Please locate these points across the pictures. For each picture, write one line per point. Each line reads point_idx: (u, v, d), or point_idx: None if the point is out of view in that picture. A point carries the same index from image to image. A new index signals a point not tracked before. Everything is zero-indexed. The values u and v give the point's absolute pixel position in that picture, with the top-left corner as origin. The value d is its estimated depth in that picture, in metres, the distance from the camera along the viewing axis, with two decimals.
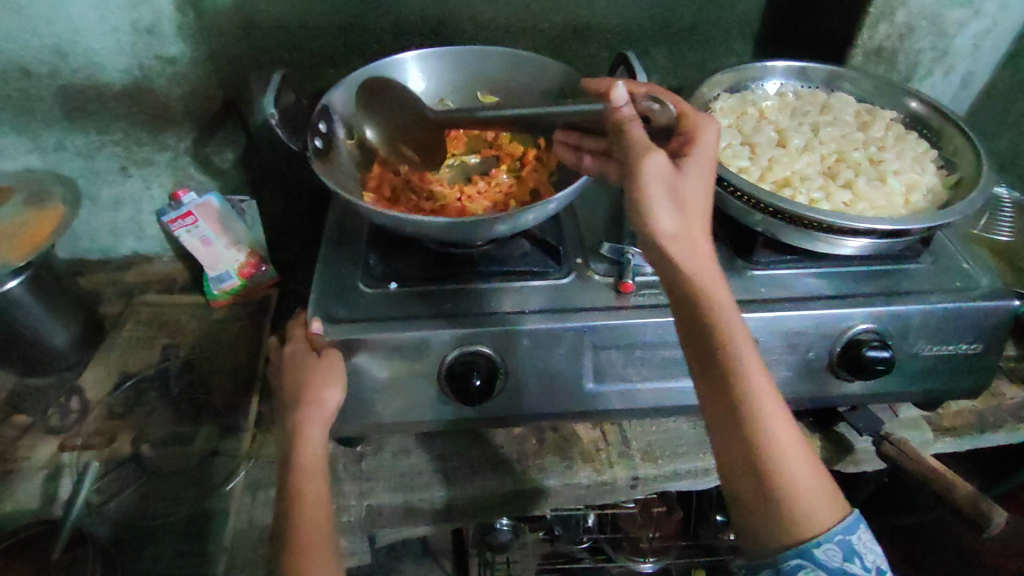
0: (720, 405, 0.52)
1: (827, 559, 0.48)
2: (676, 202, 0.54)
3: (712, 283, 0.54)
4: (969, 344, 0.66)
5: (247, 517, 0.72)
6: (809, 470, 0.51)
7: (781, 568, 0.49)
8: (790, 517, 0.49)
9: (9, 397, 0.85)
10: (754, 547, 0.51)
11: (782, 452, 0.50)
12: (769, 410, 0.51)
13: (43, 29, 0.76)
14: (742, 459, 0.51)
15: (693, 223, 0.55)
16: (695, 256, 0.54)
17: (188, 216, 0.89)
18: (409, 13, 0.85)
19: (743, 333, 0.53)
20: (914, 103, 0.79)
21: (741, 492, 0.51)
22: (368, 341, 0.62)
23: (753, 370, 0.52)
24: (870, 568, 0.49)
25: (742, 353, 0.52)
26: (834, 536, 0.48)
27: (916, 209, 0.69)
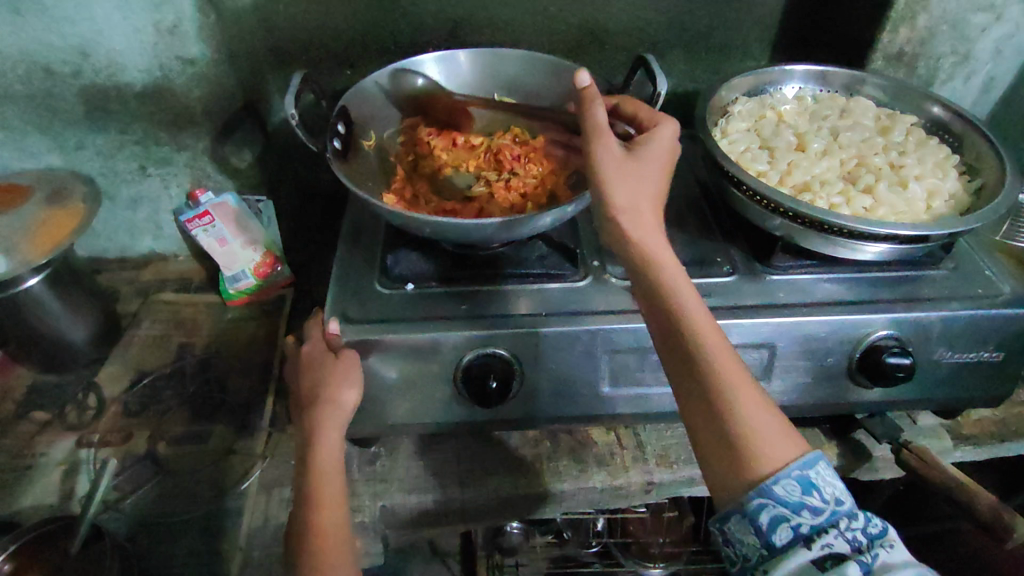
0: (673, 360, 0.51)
1: (785, 494, 0.45)
2: (627, 176, 0.54)
3: (655, 243, 0.54)
4: (991, 352, 0.65)
5: (262, 515, 0.70)
6: (765, 411, 0.49)
7: (745, 511, 0.46)
8: (747, 459, 0.47)
9: (28, 394, 0.86)
10: (721, 499, 0.48)
11: (732, 395, 0.49)
12: (717, 354, 0.50)
13: (67, 30, 0.77)
14: (696, 408, 0.50)
15: (642, 189, 0.54)
16: (641, 217, 0.54)
17: (205, 216, 0.91)
18: (427, 14, 0.85)
19: (688, 285, 0.53)
20: (936, 108, 0.78)
21: (702, 443, 0.49)
22: (385, 342, 0.62)
23: (697, 319, 0.51)
24: (829, 500, 0.45)
25: (685, 303, 0.52)
26: (790, 471, 0.46)
27: (938, 214, 0.69)
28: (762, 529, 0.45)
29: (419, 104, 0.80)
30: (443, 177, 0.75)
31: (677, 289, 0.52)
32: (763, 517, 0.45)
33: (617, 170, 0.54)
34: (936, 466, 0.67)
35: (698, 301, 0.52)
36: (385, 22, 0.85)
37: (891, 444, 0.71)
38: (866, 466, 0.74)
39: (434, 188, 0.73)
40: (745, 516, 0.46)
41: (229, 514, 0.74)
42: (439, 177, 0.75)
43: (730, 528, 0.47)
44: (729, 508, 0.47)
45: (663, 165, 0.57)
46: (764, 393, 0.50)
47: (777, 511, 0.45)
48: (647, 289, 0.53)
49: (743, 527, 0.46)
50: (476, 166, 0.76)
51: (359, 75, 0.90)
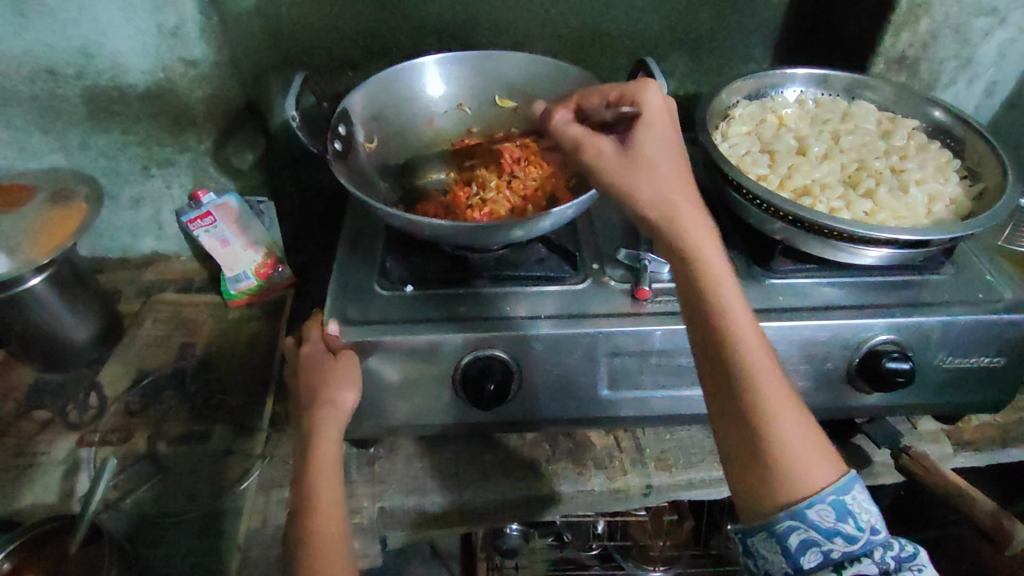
0: (712, 367, 0.49)
1: (820, 520, 0.45)
2: (634, 171, 0.52)
3: (703, 238, 0.51)
4: (991, 357, 0.65)
5: (261, 517, 0.71)
6: (803, 429, 0.47)
7: (773, 532, 0.45)
8: (784, 480, 0.46)
9: (31, 392, 0.86)
10: (749, 510, 0.47)
11: (772, 407, 0.47)
12: (761, 363, 0.48)
13: (70, 31, 0.77)
14: (734, 417, 0.48)
15: (664, 185, 0.52)
16: (677, 217, 0.52)
17: (207, 216, 0.92)
18: (429, 16, 0.86)
19: (733, 291, 0.50)
20: (937, 112, 0.78)
21: (731, 454, 0.48)
22: (384, 343, 0.62)
23: (742, 324, 0.49)
24: (864, 528, 0.45)
25: (730, 306, 0.50)
26: (825, 497, 0.45)
27: (938, 218, 0.68)
28: (789, 549, 0.45)
29: (420, 106, 0.80)
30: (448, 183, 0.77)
31: (722, 291, 0.50)
32: (791, 538, 0.45)
33: (618, 172, 0.53)
34: (937, 471, 0.66)
35: (743, 304, 0.50)
36: (387, 24, 0.86)
37: (891, 450, 0.71)
38: (867, 472, 0.74)
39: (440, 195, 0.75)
40: (773, 534, 0.45)
41: (228, 514, 0.74)
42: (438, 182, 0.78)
43: (754, 542, 0.47)
44: (757, 523, 0.46)
45: (670, 146, 0.54)
46: (804, 408, 0.48)
47: (809, 537, 0.45)
48: (689, 291, 0.51)
49: (769, 545, 0.46)
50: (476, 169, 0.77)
51: (361, 78, 0.90)
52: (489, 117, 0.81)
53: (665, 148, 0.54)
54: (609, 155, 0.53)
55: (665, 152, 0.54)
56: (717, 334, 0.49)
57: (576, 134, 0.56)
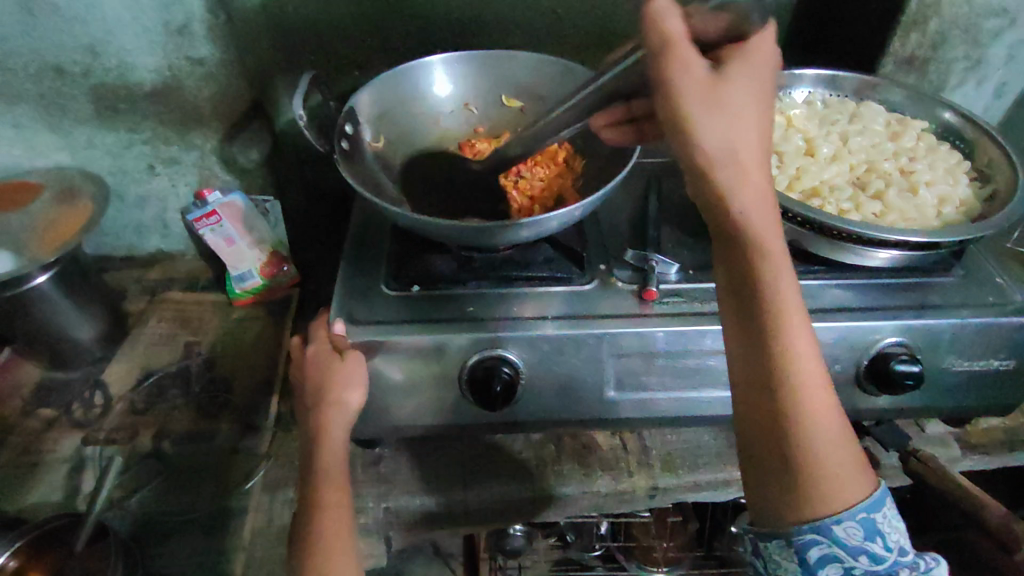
0: (757, 372, 0.46)
1: (846, 538, 0.45)
2: (716, 108, 0.43)
3: (765, 224, 0.45)
4: (1001, 361, 0.65)
5: (266, 515, 0.72)
6: (842, 443, 0.45)
7: (793, 544, 0.46)
8: (812, 494, 0.45)
9: (36, 390, 0.86)
10: (764, 515, 0.47)
11: (812, 415, 0.45)
12: (807, 370, 0.45)
13: (77, 29, 0.77)
14: (767, 420, 0.46)
15: (741, 135, 0.44)
16: (746, 187, 0.45)
17: (212, 215, 0.90)
18: (435, 16, 0.85)
19: (791, 290, 0.46)
20: (947, 113, 0.78)
21: (759, 460, 0.46)
22: (390, 343, 0.62)
23: (796, 332, 0.46)
24: (892, 547, 0.46)
25: (784, 303, 0.46)
26: (856, 515, 0.45)
27: (948, 220, 0.68)
28: (808, 561, 0.46)
29: (427, 106, 0.79)
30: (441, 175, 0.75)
31: (776, 285, 0.46)
32: (813, 552, 0.45)
33: (694, 104, 0.43)
34: (944, 475, 0.67)
35: (798, 301, 0.46)
36: (393, 23, 0.85)
37: (898, 452, 0.71)
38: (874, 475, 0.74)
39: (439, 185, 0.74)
40: (792, 546, 0.46)
41: (234, 513, 0.74)
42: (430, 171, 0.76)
43: (771, 550, 0.47)
44: (775, 531, 0.46)
45: (766, 84, 0.45)
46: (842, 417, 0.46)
47: (832, 552, 0.45)
48: (744, 288, 0.46)
49: (787, 554, 0.46)
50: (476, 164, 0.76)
51: (367, 77, 0.90)
52: (495, 118, 0.81)
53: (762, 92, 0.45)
54: (698, 74, 0.43)
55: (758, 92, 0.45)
56: (768, 342, 0.45)
57: (665, 29, 0.43)
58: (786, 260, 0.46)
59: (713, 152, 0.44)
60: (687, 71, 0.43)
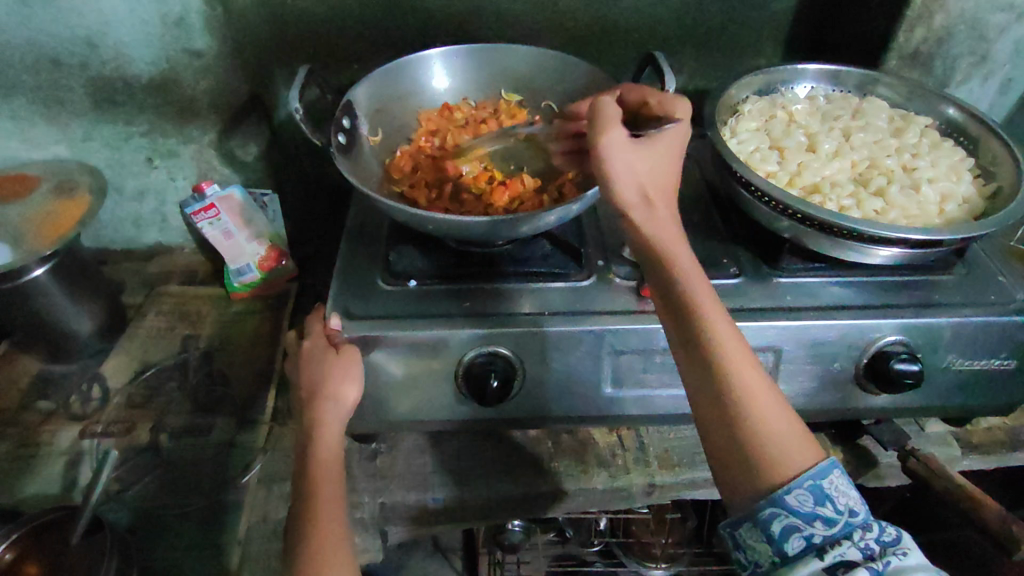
0: (691, 367, 0.48)
1: (799, 506, 0.44)
2: (631, 169, 0.52)
3: (671, 237, 0.52)
4: (1002, 360, 0.64)
5: (262, 512, 0.70)
6: (780, 417, 0.46)
7: (757, 520, 0.44)
8: (765, 471, 0.45)
9: (35, 382, 0.86)
10: (734, 501, 0.46)
11: (744, 391, 0.46)
12: (732, 354, 0.47)
13: (74, 21, 0.77)
14: (709, 407, 0.47)
15: (648, 182, 0.53)
16: (654, 214, 0.52)
17: (211, 208, 0.90)
18: (435, 8, 0.85)
19: (707, 289, 0.50)
20: (951, 110, 0.77)
21: (715, 452, 0.47)
22: (385, 339, 0.62)
23: (714, 322, 0.49)
24: (843, 511, 0.44)
25: (698, 298, 0.49)
26: (803, 481, 0.44)
27: (950, 218, 0.67)
28: (773, 537, 0.44)
29: (425, 99, 0.79)
30: (428, 154, 0.76)
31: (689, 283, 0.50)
32: (774, 525, 0.44)
33: (620, 157, 0.52)
34: (945, 476, 0.66)
35: (711, 295, 0.50)
36: (392, 17, 0.85)
37: (898, 452, 0.70)
38: (872, 474, 0.73)
39: (426, 168, 0.74)
40: (756, 524, 0.45)
41: (230, 508, 0.74)
42: (421, 148, 0.76)
43: (741, 534, 0.46)
44: (740, 516, 0.46)
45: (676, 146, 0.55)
46: (778, 392, 0.48)
47: (791, 522, 0.43)
48: (665, 294, 0.51)
49: (754, 534, 0.45)
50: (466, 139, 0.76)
51: (366, 70, 0.89)
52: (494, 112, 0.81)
53: (668, 150, 0.54)
54: (621, 132, 0.52)
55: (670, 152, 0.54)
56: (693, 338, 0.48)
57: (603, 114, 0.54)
58: (694, 261, 0.51)
59: (629, 194, 0.52)
60: (615, 140, 0.52)
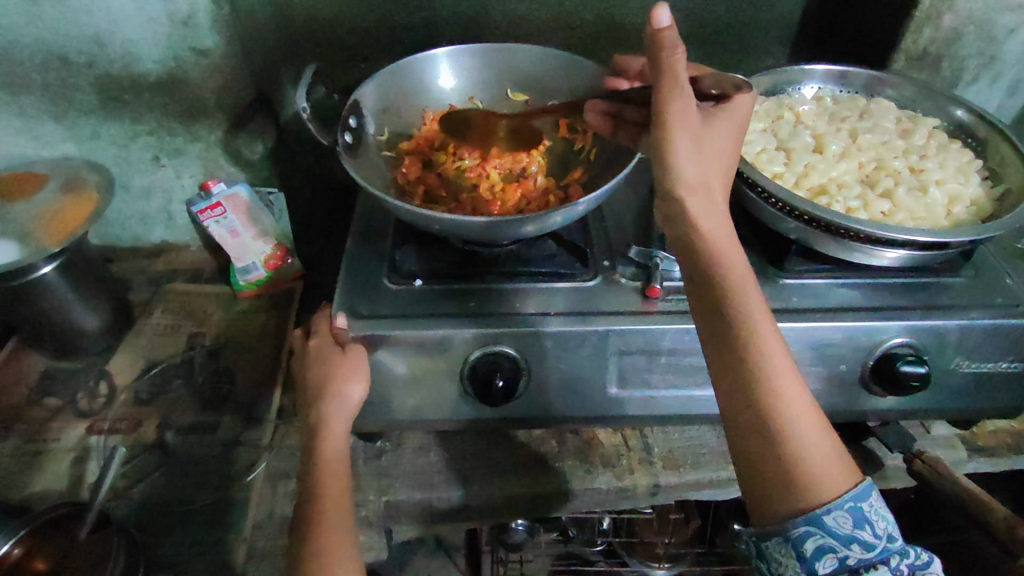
0: (736, 380, 0.48)
1: (837, 527, 0.44)
2: (697, 148, 0.51)
3: (722, 242, 0.52)
4: (1010, 362, 0.64)
5: (267, 509, 0.72)
6: (822, 438, 0.47)
7: (790, 537, 0.45)
8: (801, 489, 0.45)
9: (41, 379, 0.87)
10: (766, 513, 0.47)
11: (788, 407, 0.47)
12: (781, 372, 0.48)
13: (82, 19, 0.77)
14: (750, 421, 0.47)
15: (708, 168, 0.52)
16: (710, 207, 0.52)
17: (216, 207, 0.91)
18: (441, 7, 0.85)
19: (760, 304, 0.50)
20: (959, 110, 0.77)
21: (751, 467, 0.47)
22: (390, 338, 0.62)
23: (765, 337, 0.48)
24: (880, 535, 0.45)
25: (751, 307, 0.49)
26: (844, 503, 0.45)
27: (958, 220, 0.67)
28: (805, 554, 0.45)
29: (432, 98, 0.79)
30: (428, 152, 0.75)
31: (741, 293, 0.50)
32: (809, 544, 0.45)
33: (686, 131, 0.50)
34: (949, 479, 0.66)
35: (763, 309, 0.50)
36: (399, 16, 0.85)
37: (903, 454, 0.70)
38: (878, 476, 0.73)
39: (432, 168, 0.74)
40: (789, 540, 0.45)
41: (235, 505, 0.74)
42: (422, 147, 0.75)
43: (770, 547, 0.47)
44: (772, 528, 0.46)
45: (734, 136, 0.54)
46: (819, 413, 0.48)
47: (826, 542, 0.44)
48: (716, 303, 0.50)
49: (785, 550, 0.46)
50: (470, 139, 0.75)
51: (373, 69, 0.89)
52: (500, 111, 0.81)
53: (728, 134, 0.54)
54: (691, 104, 0.51)
55: (728, 141, 0.54)
56: (743, 351, 0.48)
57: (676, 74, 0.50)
58: (746, 271, 0.51)
59: (690, 177, 0.51)
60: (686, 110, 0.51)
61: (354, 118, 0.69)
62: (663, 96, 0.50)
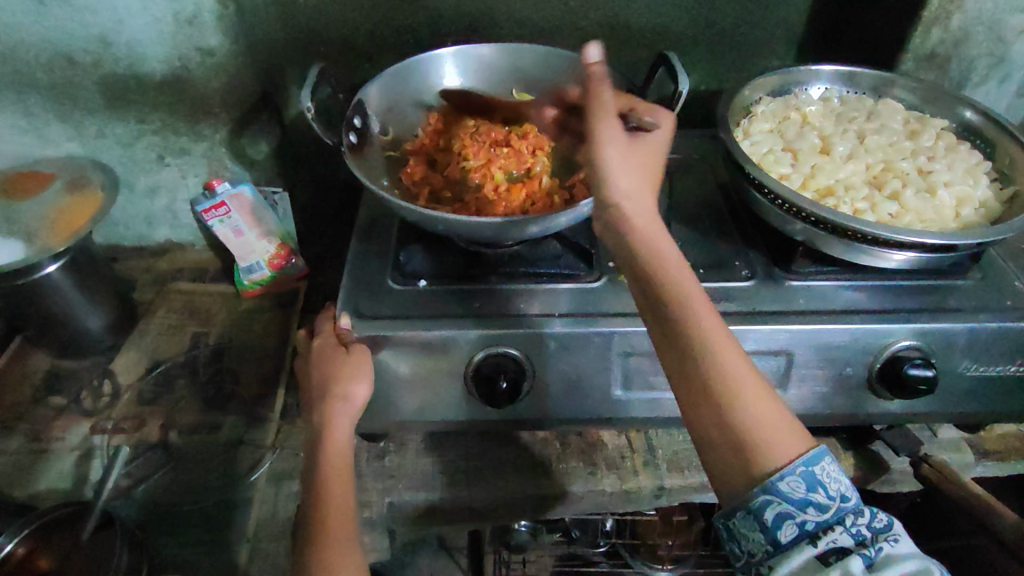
0: (679, 362, 0.48)
1: (792, 492, 0.43)
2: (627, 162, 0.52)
3: (655, 233, 0.51)
4: (1018, 365, 0.63)
5: (271, 507, 0.71)
6: (771, 408, 0.46)
7: (751, 508, 0.44)
8: (754, 460, 0.45)
9: (46, 378, 0.87)
10: (727, 492, 0.46)
11: (733, 382, 0.46)
12: (722, 348, 0.47)
13: (88, 19, 0.77)
14: (698, 400, 0.47)
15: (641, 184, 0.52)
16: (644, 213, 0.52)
17: (221, 207, 0.91)
18: (446, 7, 0.84)
19: (694, 285, 0.49)
20: (968, 112, 0.76)
21: (707, 445, 0.46)
22: (394, 339, 0.62)
23: (702, 316, 0.48)
24: (835, 497, 0.44)
25: (685, 288, 0.49)
26: (796, 468, 0.44)
27: (966, 222, 0.66)
28: (767, 524, 0.44)
29: (437, 98, 0.79)
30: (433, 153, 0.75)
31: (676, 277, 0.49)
32: (768, 513, 0.44)
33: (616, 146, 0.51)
34: (954, 482, 0.66)
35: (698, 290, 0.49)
36: (404, 15, 0.84)
37: (909, 457, 0.70)
38: (884, 479, 0.72)
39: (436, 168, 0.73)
40: (750, 512, 0.44)
41: (239, 505, 0.74)
42: (429, 146, 0.76)
43: (734, 522, 0.45)
44: (733, 505, 0.45)
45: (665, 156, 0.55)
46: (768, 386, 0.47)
47: (785, 510, 0.43)
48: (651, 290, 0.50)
49: (748, 523, 0.45)
50: (477, 135, 0.75)
51: (377, 69, 0.89)
52: (505, 111, 0.80)
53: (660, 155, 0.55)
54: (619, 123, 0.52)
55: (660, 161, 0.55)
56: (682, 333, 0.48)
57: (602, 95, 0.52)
58: (678, 256, 0.51)
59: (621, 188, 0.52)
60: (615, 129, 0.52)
61: (358, 118, 0.69)
62: (593, 117, 0.52)
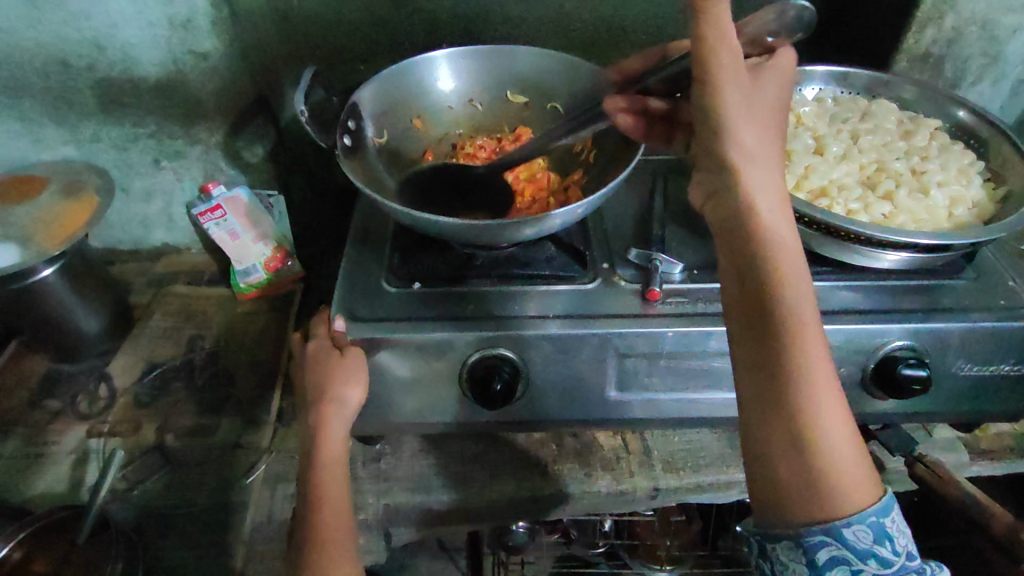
0: (769, 377, 0.44)
1: (856, 541, 0.43)
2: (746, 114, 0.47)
3: (773, 218, 0.46)
4: (1013, 365, 0.63)
5: (267, 510, 0.71)
6: (851, 448, 0.44)
7: (803, 543, 0.44)
8: (824, 500, 0.43)
9: (42, 382, 0.87)
10: (777, 519, 0.45)
11: (822, 416, 0.44)
12: (820, 375, 0.44)
13: (81, 22, 0.77)
14: (778, 425, 0.44)
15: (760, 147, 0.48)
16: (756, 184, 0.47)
17: (216, 209, 0.91)
18: (441, 9, 0.84)
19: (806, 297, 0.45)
20: (961, 112, 0.76)
21: (771, 469, 0.45)
22: (389, 342, 0.61)
23: (811, 336, 0.44)
24: (900, 554, 0.44)
25: (797, 300, 0.45)
26: (866, 519, 0.43)
27: (960, 222, 0.67)
28: (816, 561, 0.44)
29: (431, 100, 0.79)
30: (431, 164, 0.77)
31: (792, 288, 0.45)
32: (821, 553, 0.43)
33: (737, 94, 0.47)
34: (950, 483, 0.65)
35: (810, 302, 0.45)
36: (398, 16, 0.84)
37: (904, 457, 0.70)
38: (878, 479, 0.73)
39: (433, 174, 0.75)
40: (801, 546, 0.44)
41: (236, 508, 0.74)
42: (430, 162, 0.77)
43: (778, 550, 0.46)
44: (782, 533, 0.45)
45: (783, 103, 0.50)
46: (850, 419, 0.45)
47: (841, 554, 0.43)
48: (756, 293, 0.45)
49: (795, 556, 0.45)
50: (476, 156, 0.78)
51: (373, 72, 0.89)
52: (500, 113, 0.81)
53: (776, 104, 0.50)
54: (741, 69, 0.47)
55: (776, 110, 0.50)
56: (783, 349, 0.44)
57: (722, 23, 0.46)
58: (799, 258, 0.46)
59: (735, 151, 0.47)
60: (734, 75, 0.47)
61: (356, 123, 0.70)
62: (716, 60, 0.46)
